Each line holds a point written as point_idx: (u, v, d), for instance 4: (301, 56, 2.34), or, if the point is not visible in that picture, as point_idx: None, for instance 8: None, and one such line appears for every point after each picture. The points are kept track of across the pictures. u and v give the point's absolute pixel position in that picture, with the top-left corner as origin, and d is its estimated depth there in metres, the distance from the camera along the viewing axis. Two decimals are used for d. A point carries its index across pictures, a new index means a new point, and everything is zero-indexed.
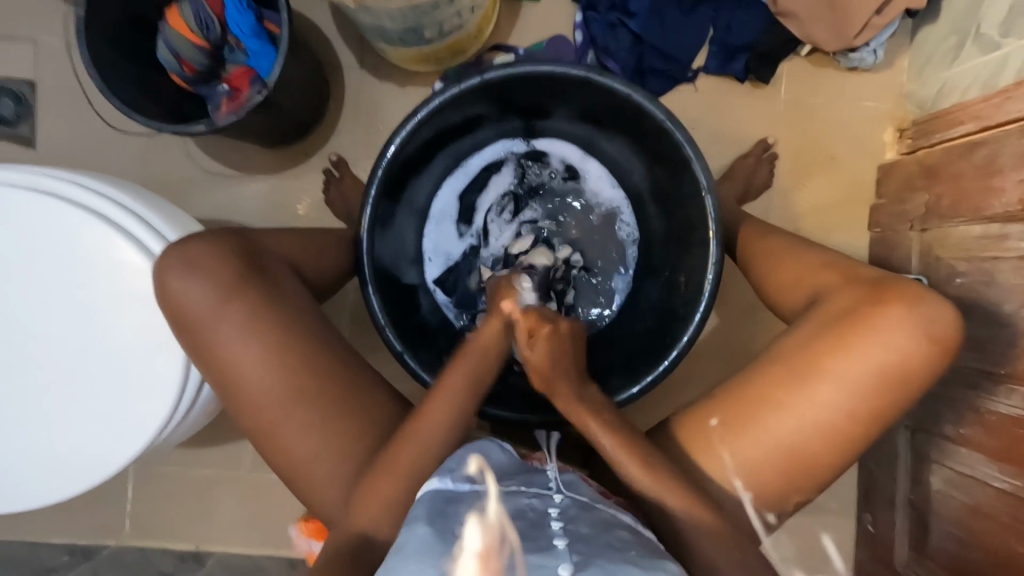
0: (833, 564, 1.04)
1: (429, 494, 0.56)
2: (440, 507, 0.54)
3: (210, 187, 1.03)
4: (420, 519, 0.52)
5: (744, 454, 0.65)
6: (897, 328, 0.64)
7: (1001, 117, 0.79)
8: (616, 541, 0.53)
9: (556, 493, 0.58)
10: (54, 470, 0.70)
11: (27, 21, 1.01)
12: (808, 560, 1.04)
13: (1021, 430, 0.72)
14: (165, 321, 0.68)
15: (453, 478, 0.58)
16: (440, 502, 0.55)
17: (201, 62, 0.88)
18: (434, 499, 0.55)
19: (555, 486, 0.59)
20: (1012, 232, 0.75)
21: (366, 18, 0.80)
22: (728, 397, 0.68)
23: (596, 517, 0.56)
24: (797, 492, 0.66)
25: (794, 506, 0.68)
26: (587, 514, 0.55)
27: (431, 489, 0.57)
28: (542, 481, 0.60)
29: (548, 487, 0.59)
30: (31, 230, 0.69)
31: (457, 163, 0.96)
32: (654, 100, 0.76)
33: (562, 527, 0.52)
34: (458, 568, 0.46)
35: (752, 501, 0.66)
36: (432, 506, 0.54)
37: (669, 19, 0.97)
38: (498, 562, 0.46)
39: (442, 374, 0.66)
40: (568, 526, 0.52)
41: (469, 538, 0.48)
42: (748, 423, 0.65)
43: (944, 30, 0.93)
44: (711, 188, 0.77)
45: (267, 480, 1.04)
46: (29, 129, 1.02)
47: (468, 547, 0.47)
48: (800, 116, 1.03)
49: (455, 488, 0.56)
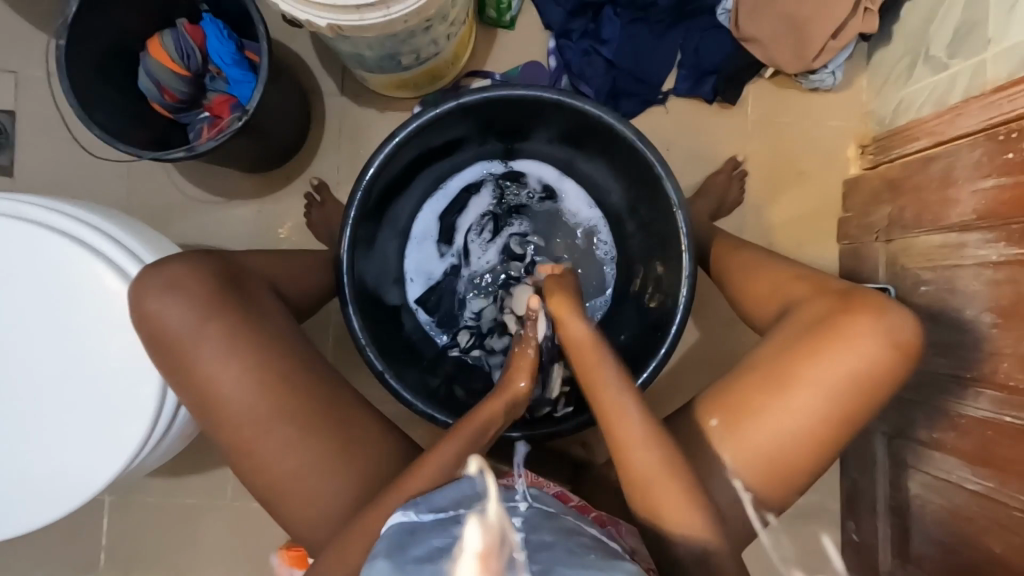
0: (833, 564, 1.04)
1: (393, 525, 0.54)
2: (402, 535, 0.52)
3: (191, 212, 1.04)
4: (382, 553, 0.51)
5: (742, 452, 0.66)
6: (867, 334, 0.66)
7: (953, 132, 0.83)
8: (580, 545, 0.52)
9: (521, 503, 0.56)
10: (25, 500, 0.68)
11: (8, 52, 1.03)
12: (809, 560, 1.05)
13: (990, 432, 0.74)
14: (142, 343, 0.67)
15: (417, 507, 0.56)
16: (403, 530, 0.53)
17: (183, 90, 0.91)
18: (398, 528, 0.53)
19: (522, 496, 0.58)
20: (970, 240, 0.78)
21: (345, 47, 0.82)
22: (725, 398, 0.68)
23: (560, 524, 0.55)
24: (792, 489, 0.67)
25: (789, 502, 0.68)
26: (551, 522, 0.55)
27: (394, 522, 0.55)
28: (506, 494, 0.58)
29: (513, 498, 0.57)
30: (7, 256, 0.69)
31: (437, 185, 0.98)
32: (624, 121, 0.79)
33: (523, 535, 0.51)
34: (458, 567, 0.46)
35: (753, 500, 0.67)
36: (395, 535, 0.52)
37: (638, 45, 1.02)
38: (499, 562, 0.47)
39: (434, 448, 0.65)
40: (529, 534, 0.51)
41: (469, 538, 0.48)
42: (745, 424, 0.66)
43: (897, 52, 0.98)
44: (682, 204, 0.79)
45: (247, 507, 1.02)
46: (8, 159, 1.03)
47: (468, 547, 0.47)
48: (767, 135, 1.07)
49: (420, 516, 0.54)
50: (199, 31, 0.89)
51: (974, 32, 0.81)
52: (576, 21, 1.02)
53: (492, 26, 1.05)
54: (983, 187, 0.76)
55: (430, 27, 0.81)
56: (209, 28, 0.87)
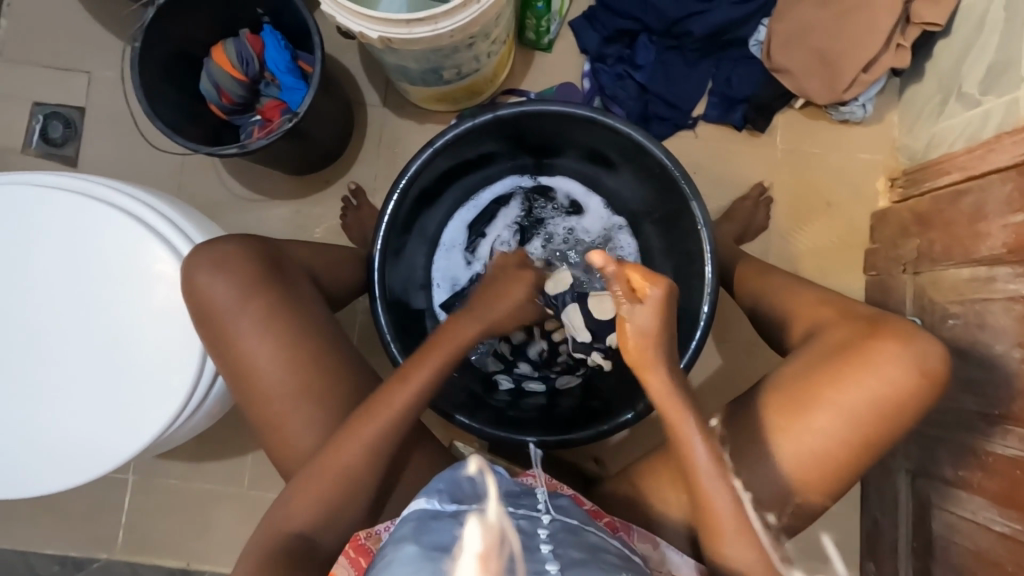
0: (833, 565, 1.01)
1: (417, 512, 0.57)
2: (423, 525, 0.54)
3: (235, 207, 1.10)
4: (407, 537, 0.53)
5: (749, 457, 0.66)
6: (892, 361, 0.65)
7: (986, 167, 0.82)
8: (606, 563, 0.54)
9: (544, 514, 0.59)
10: (63, 460, 0.72)
11: (86, 56, 1.12)
12: (808, 560, 1.02)
13: (1020, 472, 0.72)
14: (188, 314, 0.71)
15: (441, 496, 0.58)
16: (425, 520, 0.55)
17: (239, 94, 0.97)
18: (420, 517, 0.56)
19: (544, 508, 0.60)
20: (1000, 274, 0.77)
21: (392, 59, 0.87)
22: (744, 405, 0.69)
23: (584, 541, 0.57)
24: (807, 495, 0.66)
25: (798, 511, 0.67)
26: (575, 538, 0.56)
27: (418, 508, 0.57)
28: (530, 503, 0.60)
29: (537, 508, 0.59)
30: (69, 232, 0.74)
31: (469, 195, 1.02)
32: (654, 140, 0.81)
33: (551, 550, 0.53)
34: (458, 568, 0.48)
35: (752, 500, 0.66)
36: (417, 524, 0.55)
37: (672, 71, 1.05)
38: (497, 563, 0.49)
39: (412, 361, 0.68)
40: (558, 553, 0.53)
41: (470, 540, 0.51)
42: (752, 434, 0.67)
43: (930, 88, 0.98)
44: (707, 223, 0.81)
45: (263, 496, 1.04)
46: (75, 151, 1.11)
47: (468, 547, 0.50)
48: (797, 164, 1.08)
49: (443, 505, 0.57)
50: (259, 41, 0.96)
51: (1006, 70, 0.82)
52: (612, 46, 1.07)
53: (530, 48, 1.10)
54: (1014, 223, 0.76)
55: (473, 44, 0.85)
56: (269, 39, 0.95)
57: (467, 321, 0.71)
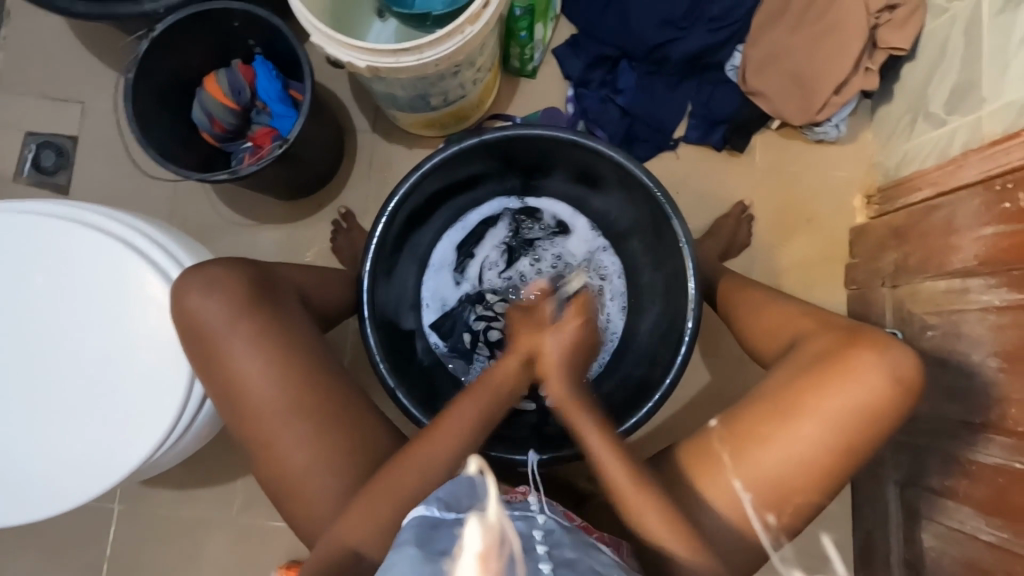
0: (833, 564, 1.01)
1: (416, 519, 0.56)
2: (426, 532, 0.54)
3: (226, 231, 1.11)
4: (408, 542, 0.53)
5: (742, 463, 0.66)
6: (873, 368, 0.67)
7: (955, 182, 0.85)
8: (599, 564, 0.56)
9: (539, 514, 0.60)
10: (47, 486, 0.71)
11: (81, 86, 1.14)
12: (808, 559, 1.02)
13: (1003, 480, 0.73)
14: (188, 355, 0.71)
15: (440, 504, 0.57)
16: (426, 529, 0.55)
17: (230, 122, 1.00)
18: (419, 525, 0.55)
19: (538, 508, 0.62)
20: (973, 285, 0.80)
21: (380, 87, 0.90)
22: (737, 412, 0.70)
23: (578, 539, 0.59)
24: (800, 496, 0.67)
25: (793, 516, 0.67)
26: (569, 536, 0.58)
27: (418, 514, 0.57)
28: (524, 504, 0.62)
29: (531, 509, 0.61)
30: (60, 257, 0.75)
31: (457, 216, 1.03)
32: (635, 160, 0.84)
33: (546, 550, 0.55)
34: (458, 568, 0.47)
35: (751, 502, 0.66)
36: (418, 532, 0.54)
37: (653, 94, 1.09)
38: (497, 563, 0.47)
39: (451, 411, 0.69)
40: (553, 551, 0.55)
41: (470, 536, 0.48)
42: (744, 440, 0.67)
43: (900, 108, 1.02)
44: (689, 240, 0.83)
45: (253, 521, 1.02)
46: (67, 179, 1.12)
47: (468, 546, 0.47)
48: (776, 183, 1.11)
49: (441, 513, 0.56)
50: (250, 71, 0.99)
51: (970, 92, 0.86)
52: (595, 72, 1.11)
53: (515, 75, 1.14)
54: (985, 235, 0.79)
55: (459, 72, 0.88)
56: (260, 68, 0.98)
57: (507, 359, 0.72)
